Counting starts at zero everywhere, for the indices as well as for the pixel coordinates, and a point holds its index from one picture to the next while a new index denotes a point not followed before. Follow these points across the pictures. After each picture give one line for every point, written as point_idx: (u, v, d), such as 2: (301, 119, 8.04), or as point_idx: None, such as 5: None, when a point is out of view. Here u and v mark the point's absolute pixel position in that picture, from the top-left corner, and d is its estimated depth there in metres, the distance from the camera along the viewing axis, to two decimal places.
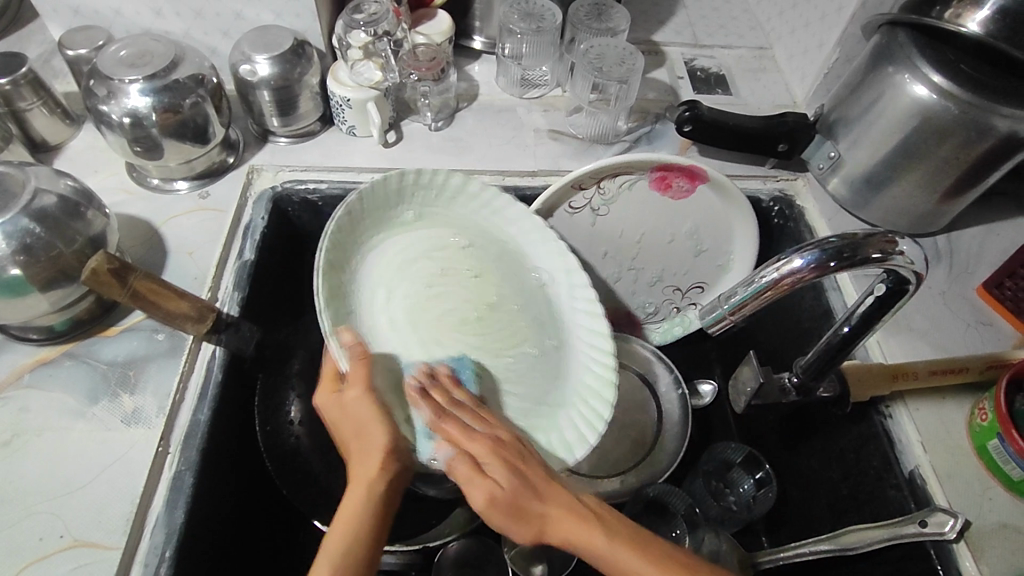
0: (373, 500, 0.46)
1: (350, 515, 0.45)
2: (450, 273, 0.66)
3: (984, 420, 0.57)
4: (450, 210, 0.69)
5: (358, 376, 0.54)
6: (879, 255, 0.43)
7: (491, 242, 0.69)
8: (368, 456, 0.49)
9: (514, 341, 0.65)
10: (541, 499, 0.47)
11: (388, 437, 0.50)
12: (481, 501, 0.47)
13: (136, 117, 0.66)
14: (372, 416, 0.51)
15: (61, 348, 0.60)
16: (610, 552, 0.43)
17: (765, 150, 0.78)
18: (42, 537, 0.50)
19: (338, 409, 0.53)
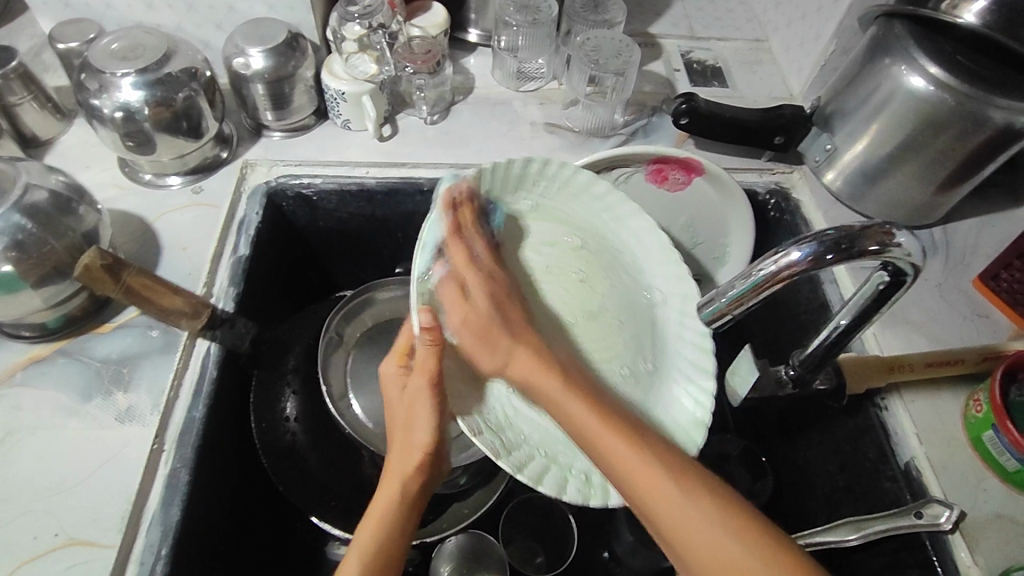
0: (400, 502, 0.49)
1: (379, 517, 0.48)
2: (555, 272, 0.63)
3: (979, 411, 0.57)
4: (570, 211, 0.64)
5: (425, 368, 0.51)
6: (877, 246, 0.42)
7: (606, 250, 0.64)
8: (407, 449, 0.51)
9: (610, 354, 0.61)
10: (512, 341, 0.51)
11: (428, 435, 0.50)
12: (450, 347, 0.52)
13: (128, 111, 0.65)
14: (420, 409, 0.51)
15: (54, 345, 0.59)
16: (644, 471, 0.42)
17: (762, 143, 0.77)
18: (37, 535, 0.49)
19: (399, 396, 0.53)
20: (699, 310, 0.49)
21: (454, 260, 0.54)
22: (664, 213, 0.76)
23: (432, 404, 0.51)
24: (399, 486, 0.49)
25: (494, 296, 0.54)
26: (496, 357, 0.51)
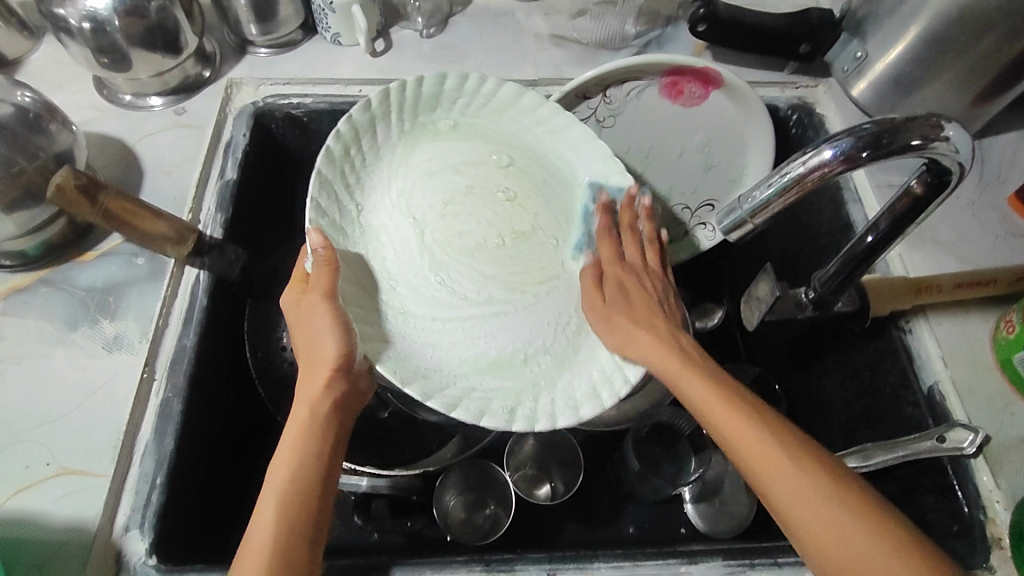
0: (315, 433, 0.44)
1: (291, 454, 0.43)
2: (476, 192, 0.59)
3: (1011, 332, 0.54)
4: (495, 125, 0.61)
5: (322, 283, 0.47)
6: (921, 142, 0.38)
7: (541, 164, 0.61)
8: (313, 372, 0.46)
9: (543, 276, 0.58)
10: (636, 319, 0.52)
11: (335, 349, 0.46)
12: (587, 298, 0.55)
13: (97, 21, 0.60)
14: (323, 326, 0.46)
15: (35, 274, 0.56)
16: (770, 459, 0.42)
17: (785, 52, 0.71)
18: (29, 464, 0.48)
19: (298, 314, 0.48)
20: (720, 225, 0.43)
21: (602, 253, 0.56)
22: (679, 131, 0.71)
23: (331, 314, 0.46)
24: (309, 414, 0.44)
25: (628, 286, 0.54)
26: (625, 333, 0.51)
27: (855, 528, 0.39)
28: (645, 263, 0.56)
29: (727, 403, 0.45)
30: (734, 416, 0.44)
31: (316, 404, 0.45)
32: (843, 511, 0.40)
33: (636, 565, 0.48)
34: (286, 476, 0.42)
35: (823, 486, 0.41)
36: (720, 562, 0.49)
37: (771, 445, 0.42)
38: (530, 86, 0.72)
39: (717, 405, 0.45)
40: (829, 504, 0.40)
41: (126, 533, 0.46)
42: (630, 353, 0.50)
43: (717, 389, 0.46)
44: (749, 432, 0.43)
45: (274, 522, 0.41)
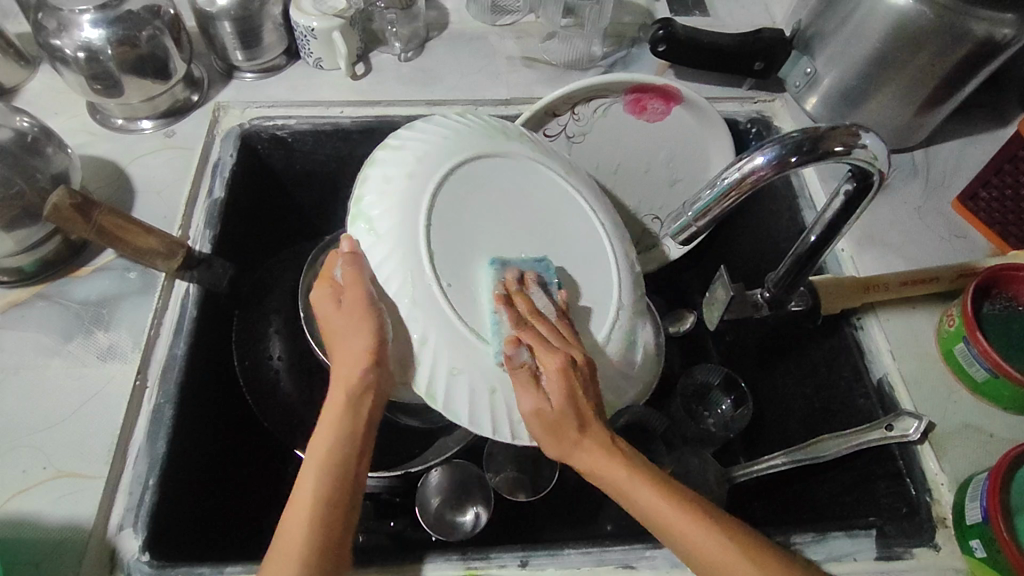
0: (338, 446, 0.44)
1: (328, 434, 0.45)
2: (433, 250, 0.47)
3: (952, 325, 0.58)
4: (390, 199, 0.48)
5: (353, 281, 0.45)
6: (842, 148, 0.42)
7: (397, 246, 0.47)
8: (346, 364, 0.45)
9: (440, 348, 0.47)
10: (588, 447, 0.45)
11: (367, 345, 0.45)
12: (528, 410, 0.45)
13: (91, 51, 0.63)
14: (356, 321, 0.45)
15: (32, 289, 0.59)
16: (719, 554, 0.42)
17: (741, 69, 0.76)
18: (27, 468, 0.51)
19: (334, 328, 0.46)
20: (669, 230, 0.49)
21: (523, 307, 0.46)
22: (647, 147, 0.75)
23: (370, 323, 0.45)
24: (344, 402, 0.45)
25: (547, 422, 0.45)
26: (564, 438, 0.45)
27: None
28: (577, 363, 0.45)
29: (604, 450, 0.45)
30: (669, 505, 0.43)
31: (348, 395, 0.45)
32: (743, 568, 0.41)
33: (604, 551, 0.51)
34: (322, 453, 0.44)
35: (726, 544, 0.42)
36: (683, 546, 0.52)
37: (669, 506, 0.43)
38: (503, 106, 0.76)
39: (628, 481, 0.44)
40: (735, 560, 0.41)
41: (121, 532, 0.49)
42: (601, 476, 0.45)
43: (609, 449, 0.45)
44: (650, 495, 0.43)
45: (312, 492, 0.43)
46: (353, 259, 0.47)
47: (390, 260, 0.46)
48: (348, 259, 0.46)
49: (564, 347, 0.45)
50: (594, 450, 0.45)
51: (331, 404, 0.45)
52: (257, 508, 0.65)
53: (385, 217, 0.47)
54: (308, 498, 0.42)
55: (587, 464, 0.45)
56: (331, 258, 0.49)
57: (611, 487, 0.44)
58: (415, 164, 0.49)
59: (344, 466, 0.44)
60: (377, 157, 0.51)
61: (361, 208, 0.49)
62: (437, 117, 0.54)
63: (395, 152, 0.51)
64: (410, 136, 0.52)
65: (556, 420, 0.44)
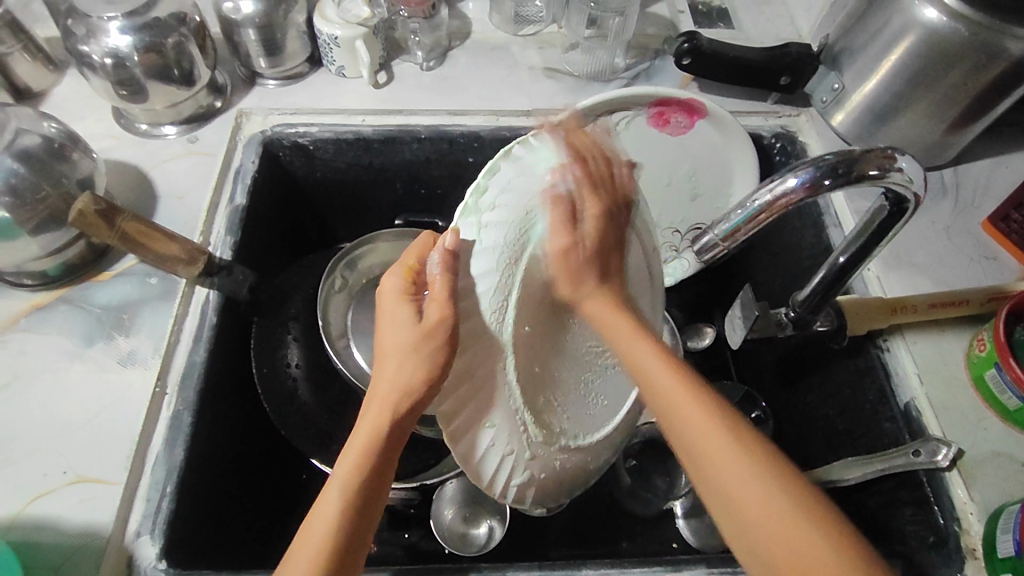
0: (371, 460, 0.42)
1: (366, 445, 0.43)
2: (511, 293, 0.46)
3: (983, 350, 0.56)
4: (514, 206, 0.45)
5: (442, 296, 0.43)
6: (877, 171, 0.42)
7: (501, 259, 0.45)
8: (399, 385, 0.43)
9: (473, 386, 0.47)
10: (624, 328, 0.46)
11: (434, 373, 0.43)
12: (593, 298, 0.47)
13: (118, 57, 0.64)
14: (424, 346, 0.42)
15: (55, 293, 0.59)
16: (744, 471, 0.38)
17: (767, 83, 0.75)
18: (46, 473, 0.51)
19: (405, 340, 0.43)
20: (693, 250, 0.49)
21: (579, 190, 0.47)
22: (668, 160, 0.74)
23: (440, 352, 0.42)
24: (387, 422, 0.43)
25: (575, 257, 0.46)
26: (578, 287, 0.47)
27: (758, 486, 0.38)
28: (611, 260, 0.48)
29: (670, 368, 0.44)
30: (711, 418, 0.41)
31: (394, 418, 0.43)
32: (742, 469, 0.38)
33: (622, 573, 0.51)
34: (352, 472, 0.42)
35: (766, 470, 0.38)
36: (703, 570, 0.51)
37: (679, 389, 0.42)
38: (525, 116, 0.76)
39: (632, 336, 0.46)
40: (739, 451, 0.39)
41: (138, 539, 0.49)
42: (628, 356, 0.46)
43: (616, 309, 0.47)
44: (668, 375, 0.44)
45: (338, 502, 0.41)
46: (449, 259, 0.43)
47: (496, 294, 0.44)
48: (445, 257, 0.43)
49: (578, 232, 0.46)
50: (658, 360, 0.44)
51: (373, 416, 0.44)
52: (271, 516, 0.65)
53: (503, 230, 0.44)
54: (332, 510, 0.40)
55: (647, 361, 0.45)
56: (420, 248, 0.45)
57: (631, 365, 0.45)
58: (543, 185, 0.46)
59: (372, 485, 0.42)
60: (515, 151, 0.47)
61: (477, 201, 0.46)
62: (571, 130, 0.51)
63: (534, 156, 0.47)
64: (550, 141, 0.49)
65: (585, 257, 0.47)
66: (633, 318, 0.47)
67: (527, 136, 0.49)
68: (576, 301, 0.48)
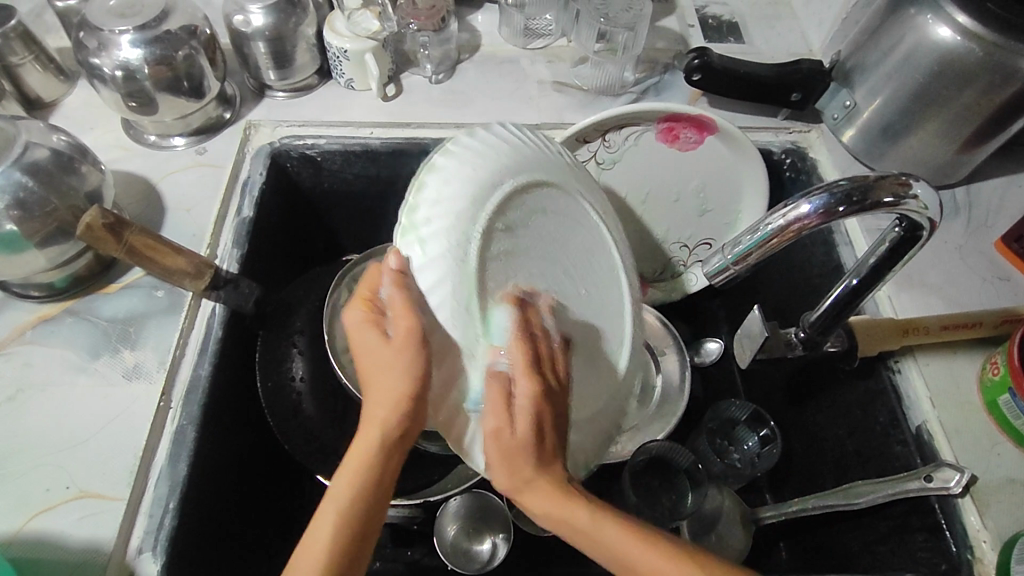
0: (372, 474, 0.43)
1: (355, 474, 0.43)
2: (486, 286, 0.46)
3: (996, 374, 0.56)
4: (446, 196, 0.44)
5: (399, 312, 0.43)
6: (891, 199, 0.43)
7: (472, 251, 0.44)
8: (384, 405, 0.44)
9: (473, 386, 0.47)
10: (543, 494, 0.43)
11: (407, 382, 0.43)
12: (490, 431, 0.44)
13: (128, 69, 0.64)
14: (394, 359, 0.43)
15: (61, 305, 0.59)
16: None
17: (777, 99, 0.75)
18: (49, 487, 0.50)
19: (375, 354, 0.44)
20: (706, 270, 0.49)
21: (515, 366, 0.44)
22: (677, 176, 0.74)
23: (412, 366, 0.43)
24: (377, 443, 0.44)
25: (507, 447, 0.43)
26: (518, 478, 0.44)
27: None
28: (515, 397, 0.43)
29: (556, 497, 0.43)
30: (631, 539, 0.42)
31: (385, 435, 0.44)
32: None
33: None
34: (344, 505, 0.42)
35: None
36: None
37: (617, 528, 0.42)
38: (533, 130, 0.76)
39: (596, 525, 0.42)
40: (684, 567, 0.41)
41: (140, 555, 0.48)
42: (527, 501, 0.44)
43: (560, 493, 0.43)
44: (625, 539, 0.42)
45: (331, 530, 0.42)
46: (400, 280, 0.43)
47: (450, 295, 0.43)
48: (393, 279, 0.43)
49: (547, 371, 0.45)
50: (541, 484, 0.43)
51: (363, 441, 0.44)
52: (273, 530, 0.64)
53: (444, 237, 0.43)
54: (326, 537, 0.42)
55: (543, 507, 0.43)
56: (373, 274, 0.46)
57: (544, 515, 0.43)
58: (459, 173, 0.46)
59: (375, 492, 0.44)
60: (436, 160, 0.46)
61: (413, 219, 0.44)
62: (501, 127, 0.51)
63: (455, 159, 0.46)
64: (471, 138, 0.48)
65: (516, 442, 0.43)
66: (591, 506, 0.43)
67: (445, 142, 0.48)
68: (516, 495, 0.44)
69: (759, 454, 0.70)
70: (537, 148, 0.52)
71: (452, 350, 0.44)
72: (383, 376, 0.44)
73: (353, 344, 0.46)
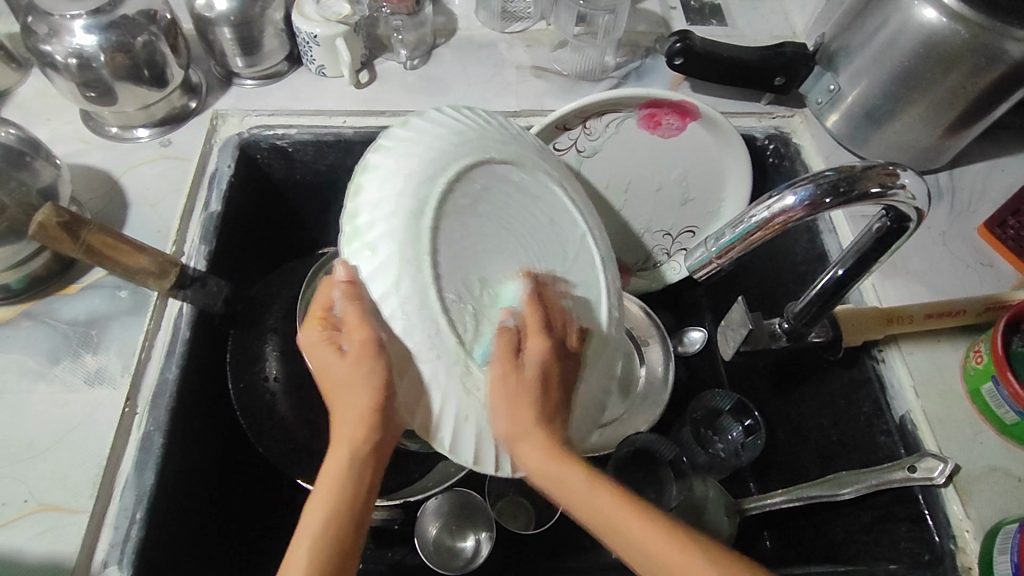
0: (342, 492, 0.42)
1: (330, 491, 0.42)
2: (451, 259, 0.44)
3: (980, 362, 0.55)
4: (386, 188, 0.44)
5: (352, 323, 0.42)
6: (878, 189, 0.42)
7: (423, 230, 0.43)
8: (352, 418, 0.42)
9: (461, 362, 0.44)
10: (571, 465, 0.43)
11: (369, 397, 0.42)
12: (503, 427, 0.43)
13: (83, 57, 0.61)
14: (351, 375, 0.42)
15: (19, 307, 0.57)
16: None
17: (761, 83, 0.73)
18: (8, 500, 0.48)
19: (330, 375, 0.43)
20: (688, 264, 0.48)
21: (523, 326, 0.45)
22: (659, 164, 0.72)
23: (374, 381, 0.42)
24: (347, 461, 0.42)
25: (515, 386, 0.43)
26: (515, 423, 0.43)
27: (664, 537, 0.39)
28: (570, 340, 0.47)
29: (620, 497, 0.41)
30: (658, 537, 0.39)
31: (353, 455, 0.42)
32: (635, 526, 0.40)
33: None
34: (321, 521, 0.41)
35: None
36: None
37: (636, 520, 0.40)
38: (511, 117, 0.74)
39: (575, 477, 0.42)
40: None
41: (106, 569, 0.47)
42: (571, 501, 0.42)
43: (555, 453, 0.43)
44: (623, 514, 0.41)
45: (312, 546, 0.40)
46: (351, 290, 0.42)
47: (401, 286, 0.42)
48: (346, 290, 0.42)
49: (557, 334, 0.46)
50: (598, 499, 0.41)
51: (329, 464, 0.43)
52: (249, 535, 0.63)
53: (388, 239, 0.42)
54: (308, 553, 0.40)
55: (567, 480, 0.42)
56: (324, 289, 0.43)
57: (567, 499, 0.42)
58: (388, 166, 0.45)
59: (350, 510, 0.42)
60: (370, 159, 0.46)
61: (354, 225, 0.43)
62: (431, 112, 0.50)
63: (389, 154, 0.46)
64: (402, 133, 0.48)
65: (522, 381, 0.43)
66: (586, 472, 0.42)
67: (381, 141, 0.47)
68: (512, 441, 0.44)
69: (744, 444, 0.70)
70: (482, 128, 0.50)
71: (409, 360, 0.42)
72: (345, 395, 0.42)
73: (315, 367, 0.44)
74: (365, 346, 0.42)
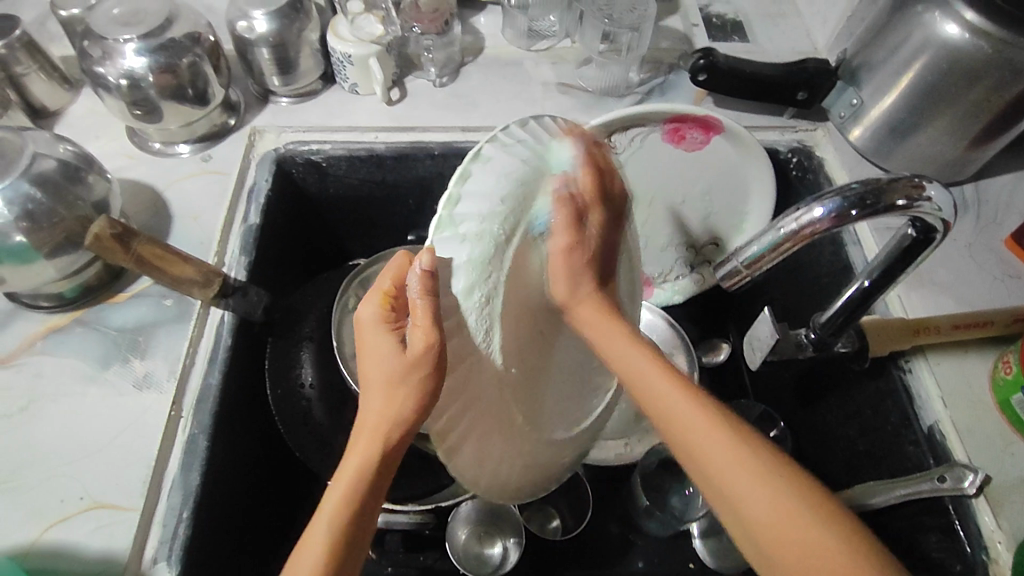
0: (362, 496, 0.39)
1: (351, 484, 0.39)
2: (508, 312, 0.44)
3: (1009, 373, 0.55)
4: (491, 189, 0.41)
5: (422, 320, 0.38)
6: (905, 202, 0.43)
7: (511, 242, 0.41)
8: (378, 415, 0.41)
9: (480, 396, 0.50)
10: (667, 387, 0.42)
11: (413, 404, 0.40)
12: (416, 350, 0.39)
13: (133, 78, 0.64)
14: (403, 372, 0.39)
15: (71, 315, 0.60)
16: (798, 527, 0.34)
17: (783, 99, 0.74)
18: (63, 499, 0.50)
19: (371, 358, 0.42)
20: (718, 276, 0.49)
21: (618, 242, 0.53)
22: (684, 178, 0.74)
23: (424, 386, 0.40)
24: (372, 455, 0.40)
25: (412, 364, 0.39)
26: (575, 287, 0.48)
27: (764, 493, 0.36)
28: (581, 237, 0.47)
29: (711, 424, 0.39)
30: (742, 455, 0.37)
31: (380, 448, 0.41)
32: (749, 479, 0.36)
33: None
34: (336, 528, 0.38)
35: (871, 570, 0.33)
36: None
37: (725, 437, 0.38)
38: None
39: (669, 384, 0.42)
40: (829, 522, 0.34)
41: (155, 566, 0.48)
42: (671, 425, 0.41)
43: (659, 362, 0.44)
44: (720, 442, 0.38)
45: (323, 539, 0.38)
46: (428, 282, 0.38)
47: (483, 285, 0.40)
48: (423, 280, 0.38)
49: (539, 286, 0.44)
50: (696, 408, 0.40)
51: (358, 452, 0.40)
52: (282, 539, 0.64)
53: (481, 233, 0.40)
54: (319, 545, 0.38)
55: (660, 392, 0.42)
56: (400, 267, 0.42)
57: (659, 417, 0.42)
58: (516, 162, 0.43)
59: (362, 522, 0.39)
60: (486, 149, 0.43)
61: (452, 211, 0.41)
62: (548, 119, 0.47)
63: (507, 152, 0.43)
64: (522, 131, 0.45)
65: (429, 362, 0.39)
66: (683, 380, 0.42)
67: (496, 134, 0.45)
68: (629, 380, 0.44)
69: None
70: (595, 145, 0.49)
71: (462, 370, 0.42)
72: (392, 394, 0.40)
73: (362, 350, 0.43)
74: (428, 352, 0.39)
